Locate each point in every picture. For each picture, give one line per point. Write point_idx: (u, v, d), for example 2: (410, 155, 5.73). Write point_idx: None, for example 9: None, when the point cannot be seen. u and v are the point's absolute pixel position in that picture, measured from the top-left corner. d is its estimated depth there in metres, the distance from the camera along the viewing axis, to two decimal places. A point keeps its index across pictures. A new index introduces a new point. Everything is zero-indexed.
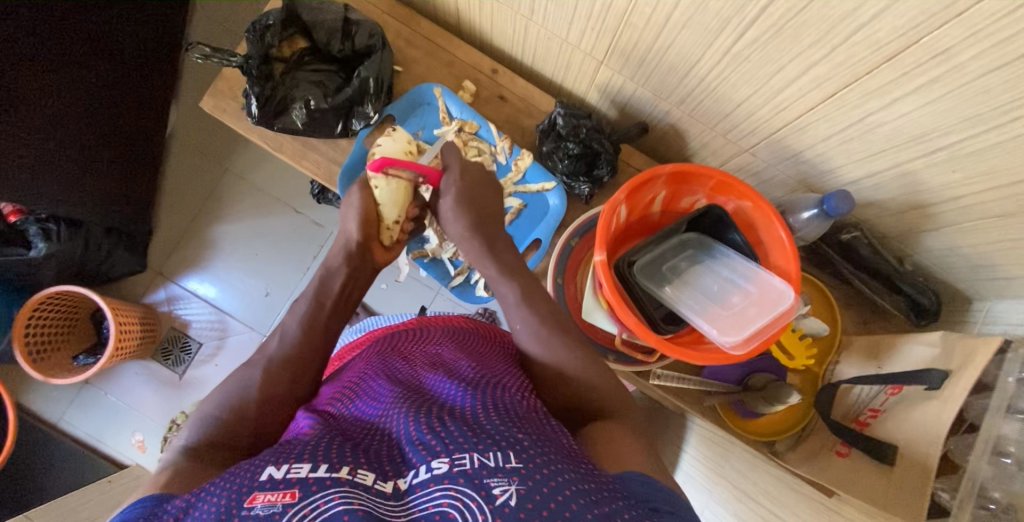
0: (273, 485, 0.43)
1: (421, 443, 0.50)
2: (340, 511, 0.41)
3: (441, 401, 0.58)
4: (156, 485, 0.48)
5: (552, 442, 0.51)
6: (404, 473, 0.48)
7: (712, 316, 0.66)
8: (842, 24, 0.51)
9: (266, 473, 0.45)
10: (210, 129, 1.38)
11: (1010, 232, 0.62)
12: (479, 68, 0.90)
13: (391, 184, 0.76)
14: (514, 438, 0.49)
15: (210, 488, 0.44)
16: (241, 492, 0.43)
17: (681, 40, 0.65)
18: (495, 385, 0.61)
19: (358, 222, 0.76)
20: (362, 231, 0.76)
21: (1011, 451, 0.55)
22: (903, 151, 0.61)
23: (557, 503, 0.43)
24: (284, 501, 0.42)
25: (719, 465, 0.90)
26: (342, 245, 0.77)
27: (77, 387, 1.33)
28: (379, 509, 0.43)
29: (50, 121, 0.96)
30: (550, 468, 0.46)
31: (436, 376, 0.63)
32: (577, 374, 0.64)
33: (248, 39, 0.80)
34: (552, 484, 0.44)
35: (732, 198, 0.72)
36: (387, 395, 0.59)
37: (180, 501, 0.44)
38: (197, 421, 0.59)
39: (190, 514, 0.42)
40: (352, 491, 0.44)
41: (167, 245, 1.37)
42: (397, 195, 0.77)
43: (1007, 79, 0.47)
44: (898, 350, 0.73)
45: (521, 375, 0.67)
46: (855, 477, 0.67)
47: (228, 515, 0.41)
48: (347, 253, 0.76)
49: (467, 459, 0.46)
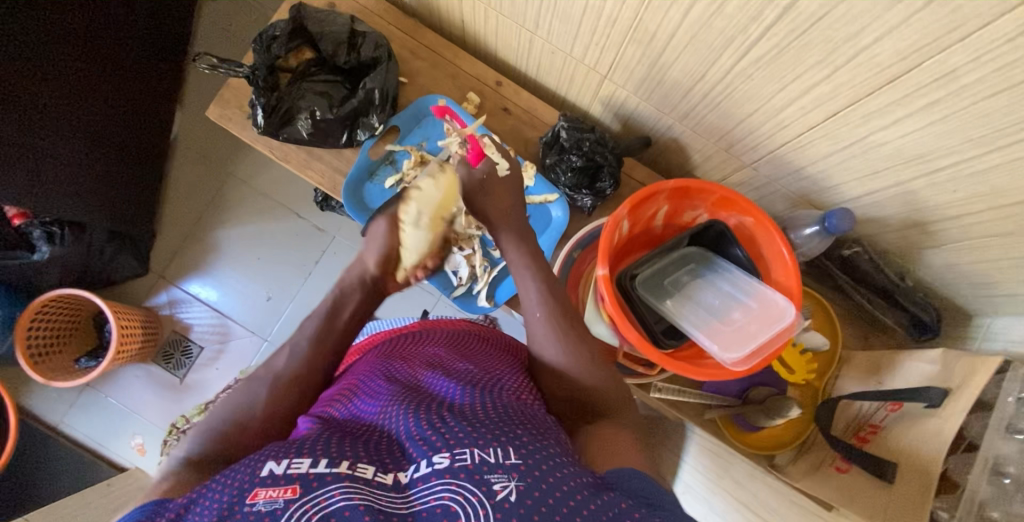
0: (274, 481, 0.43)
1: (422, 439, 0.50)
2: (341, 506, 0.42)
3: (442, 397, 0.58)
4: (157, 491, 0.48)
5: (551, 437, 0.52)
6: (404, 467, 0.48)
7: (713, 330, 0.67)
8: (845, 45, 0.51)
9: (267, 468, 0.45)
10: (214, 134, 1.39)
11: (1010, 251, 0.63)
12: (483, 80, 0.91)
13: (421, 235, 0.78)
14: (513, 434, 0.50)
15: (211, 486, 0.45)
16: (243, 488, 0.43)
17: (686, 56, 0.65)
18: (494, 384, 0.62)
19: (376, 260, 0.77)
20: (379, 267, 0.78)
21: (1010, 471, 0.55)
22: (903, 170, 0.62)
23: (555, 499, 0.43)
24: (286, 497, 0.42)
25: (719, 477, 0.94)
26: (358, 273, 0.78)
27: (78, 389, 1.34)
28: (380, 502, 0.43)
29: (53, 125, 0.96)
30: (551, 464, 0.47)
31: (435, 375, 0.64)
32: (584, 386, 0.64)
33: (256, 49, 0.81)
34: (552, 480, 0.45)
35: (734, 213, 0.72)
36: (388, 394, 0.59)
37: (181, 498, 0.44)
38: (200, 432, 0.58)
39: (190, 511, 0.43)
40: (354, 485, 0.44)
41: (169, 249, 1.37)
42: (423, 245, 0.79)
43: (1007, 103, 0.47)
44: (898, 366, 0.73)
45: (522, 376, 0.69)
46: (854, 490, 0.68)
47: (230, 511, 0.41)
48: (361, 283, 0.77)
49: (468, 454, 0.46)
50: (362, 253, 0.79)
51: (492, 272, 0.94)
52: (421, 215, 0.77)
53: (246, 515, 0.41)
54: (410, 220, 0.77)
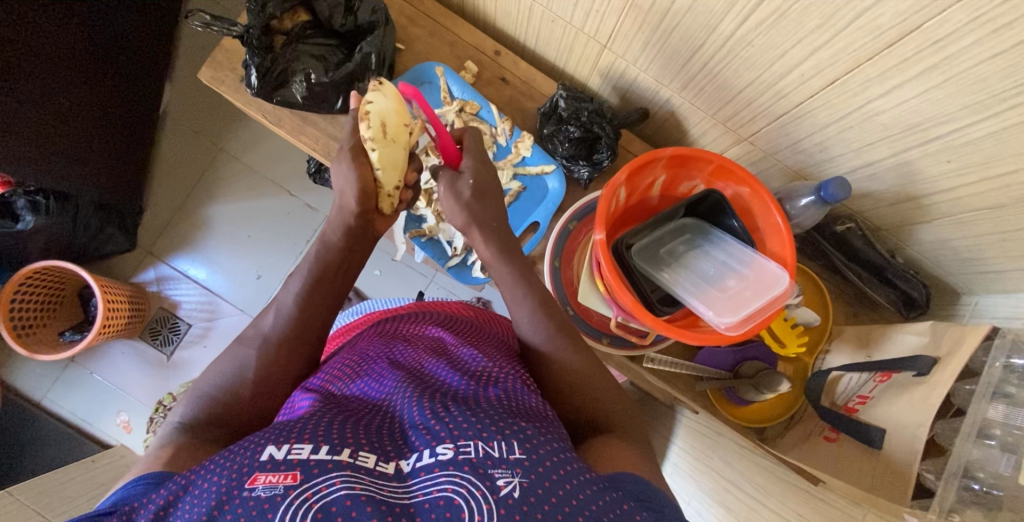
0: (274, 466, 0.43)
1: (424, 427, 0.50)
2: (342, 495, 0.42)
3: (445, 386, 0.58)
4: (155, 462, 0.50)
5: (555, 431, 0.52)
6: (406, 455, 0.48)
7: (708, 297, 0.67)
8: (846, 7, 0.51)
9: (267, 453, 0.44)
10: (205, 106, 1.37)
11: (1002, 224, 0.63)
12: (481, 49, 0.90)
13: (394, 148, 0.72)
14: (518, 427, 0.49)
15: (207, 467, 0.45)
16: (242, 472, 0.43)
17: (688, 19, 0.65)
18: (498, 373, 0.62)
19: (356, 195, 0.72)
20: (360, 203, 0.73)
21: (997, 433, 0.56)
22: (900, 140, 0.62)
23: (557, 496, 0.44)
24: (286, 484, 0.42)
25: (707, 457, 0.97)
26: (341, 219, 0.74)
27: (62, 364, 1.32)
28: (382, 492, 0.43)
29: (40, 88, 0.93)
30: (555, 458, 0.47)
31: (438, 363, 0.64)
32: (576, 367, 0.65)
33: (248, 9, 0.76)
34: (556, 477, 0.45)
35: (731, 184, 0.73)
36: (391, 378, 0.59)
37: (174, 482, 0.44)
38: (194, 397, 0.61)
39: (186, 495, 0.43)
40: (355, 474, 0.44)
41: (158, 224, 1.35)
42: (395, 160, 0.73)
43: (1005, 66, 0.48)
44: (888, 338, 0.74)
45: (522, 364, 0.69)
46: (841, 459, 0.69)
47: (227, 498, 0.41)
48: (346, 229, 0.74)
49: (472, 447, 0.46)
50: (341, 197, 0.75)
51: None
52: (384, 123, 0.70)
53: (245, 500, 0.41)
54: (371, 134, 0.70)
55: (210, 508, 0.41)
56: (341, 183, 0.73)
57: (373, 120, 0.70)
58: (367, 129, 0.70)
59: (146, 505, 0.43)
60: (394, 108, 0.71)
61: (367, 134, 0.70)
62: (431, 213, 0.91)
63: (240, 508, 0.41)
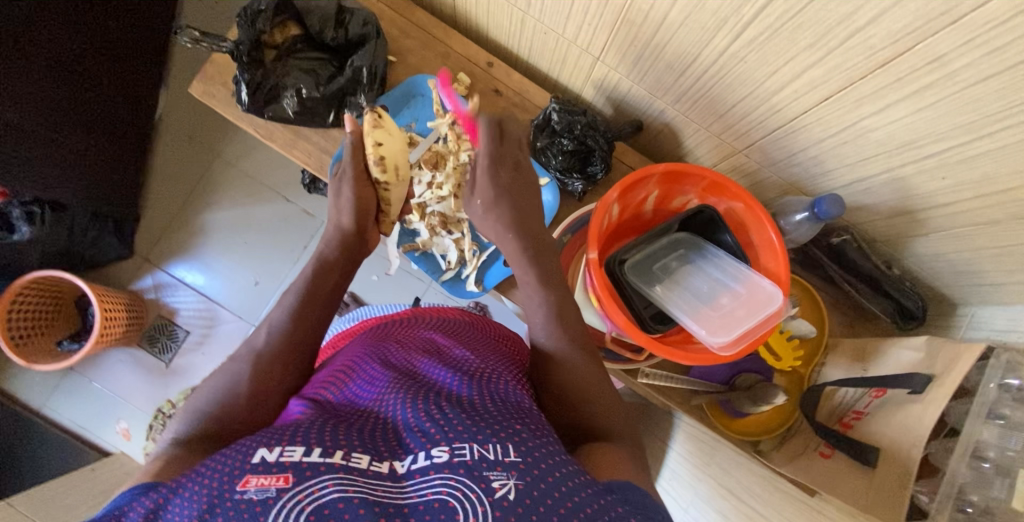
0: (266, 468, 0.43)
1: (419, 429, 0.49)
2: (335, 499, 0.41)
3: (439, 386, 0.58)
4: (147, 474, 0.50)
5: (551, 433, 0.52)
6: (401, 457, 0.47)
7: (700, 315, 0.67)
8: (839, 27, 0.51)
9: (259, 455, 0.44)
10: (200, 114, 1.36)
11: (997, 240, 0.63)
12: (474, 60, 0.89)
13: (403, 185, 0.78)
14: (513, 429, 0.49)
15: (198, 470, 0.44)
16: (233, 475, 0.43)
17: (681, 34, 0.64)
18: (493, 376, 0.62)
19: (354, 214, 0.75)
20: (356, 222, 0.75)
21: (991, 456, 0.56)
22: (894, 156, 0.61)
23: (553, 499, 0.43)
24: (277, 486, 0.42)
25: (704, 465, 0.96)
26: (337, 235, 0.75)
27: (61, 373, 1.32)
28: (377, 492, 0.43)
29: (35, 102, 0.93)
30: (550, 461, 0.46)
31: (431, 363, 0.63)
32: (571, 383, 0.64)
33: (239, 24, 0.78)
34: (551, 479, 0.44)
35: (725, 199, 0.72)
36: (384, 380, 0.58)
37: (165, 485, 0.44)
38: (187, 413, 0.60)
39: (176, 499, 0.42)
40: (348, 478, 0.43)
41: (155, 232, 1.35)
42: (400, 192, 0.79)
43: (999, 87, 0.47)
44: (885, 353, 0.74)
45: (520, 373, 0.69)
46: (836, 476, 0.68)
47: (217, 502, 0.41)
48: (343, 246, 0.75)
49: (467, 449, 0.46)
50: (336, 216, 0.76)
51: (482, 256, 0.91)
52: (399, 167, 0.75)
53: (237, 503, 0.41)
54: (387, 178, 0.75)
55: (201, 511, 0.41)
56: (339, 203, 0.75)
57: (388, 164, 0.74)
58: (382, 173, 0.74)
59: (134, 508, 0.42)
60: (401, 146, 0.75)
61: (382, 178, 0.74)
62: (424, 226, 0.89)
63: (231, 510, 0.41)
